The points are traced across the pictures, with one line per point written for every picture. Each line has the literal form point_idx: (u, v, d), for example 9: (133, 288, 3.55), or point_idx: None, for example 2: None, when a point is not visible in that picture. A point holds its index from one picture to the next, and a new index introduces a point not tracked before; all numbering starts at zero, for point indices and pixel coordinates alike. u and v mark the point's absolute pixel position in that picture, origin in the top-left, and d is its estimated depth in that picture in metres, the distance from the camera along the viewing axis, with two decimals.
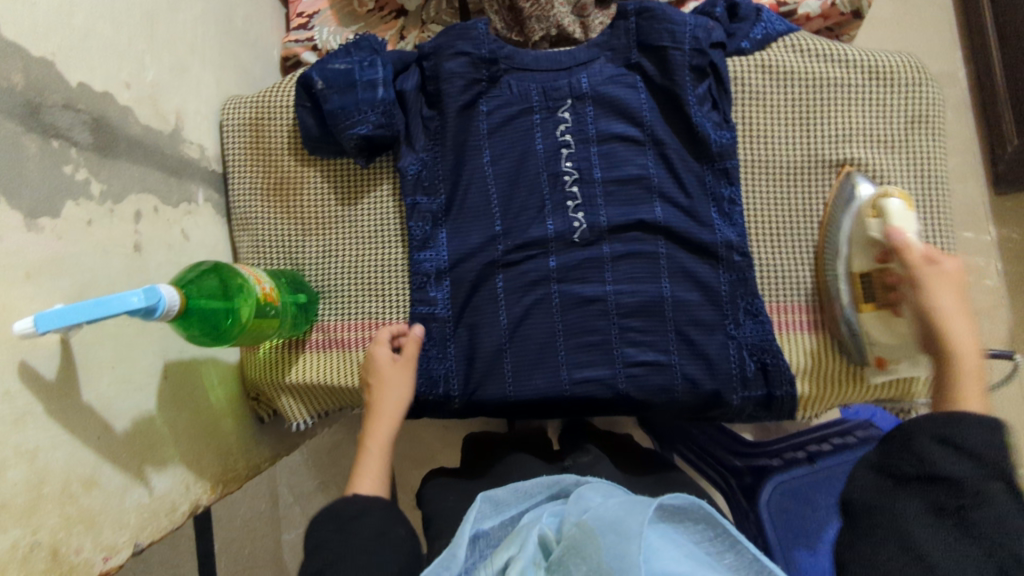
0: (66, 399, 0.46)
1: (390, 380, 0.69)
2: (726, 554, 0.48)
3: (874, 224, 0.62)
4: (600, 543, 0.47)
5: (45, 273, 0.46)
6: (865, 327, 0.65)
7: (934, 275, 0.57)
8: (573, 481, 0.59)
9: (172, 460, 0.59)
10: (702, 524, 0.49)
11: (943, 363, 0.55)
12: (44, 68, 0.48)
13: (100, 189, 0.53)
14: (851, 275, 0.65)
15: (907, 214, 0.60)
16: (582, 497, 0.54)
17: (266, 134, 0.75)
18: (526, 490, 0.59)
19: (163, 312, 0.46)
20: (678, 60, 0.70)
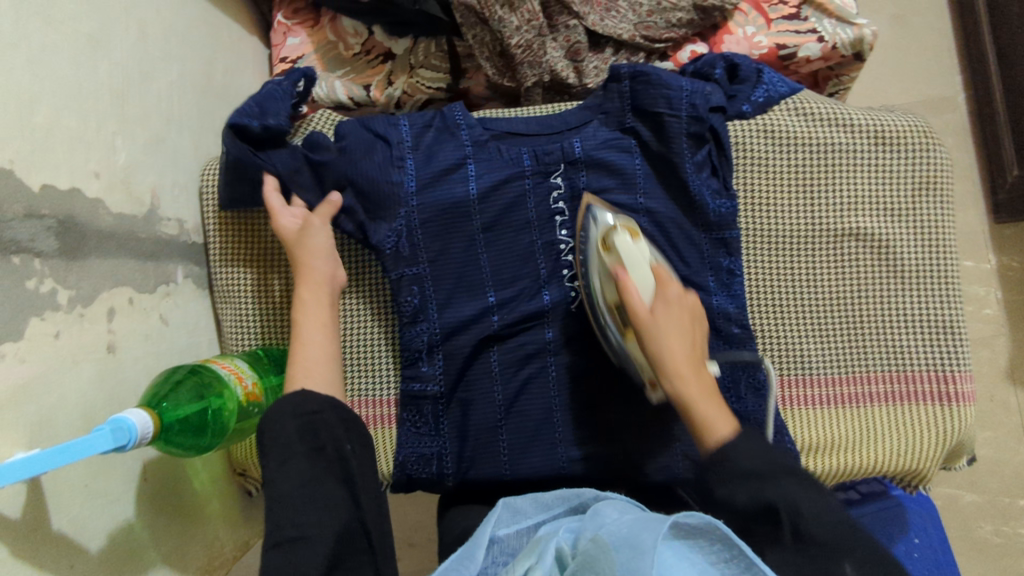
0: (34, 534, 0.44)
1: (316, 249, 0.66)
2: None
3: (608, 258, 0.60)
4: (612, 557, 0.43)
5: (6, 406, 0.43)
6: (631, 353, 0.61)
7: (654, 320, 0.56)
8: (594, 496, 0.55)
9: (154, 565, 0.56)
10: (719, 545, 0.44)
11: (682, 411, 0.54)
12: (2, 178, 0.45)
13: (68, 296, 0.50)
14: (608, 307, 0.62)
15: (636, 253, 0.59)
16: (599, 514, 0.50)
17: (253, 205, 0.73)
18: (542, 501, 0.57)
19: (135, 442, 0.44)
20: (675, 127, 0.67)
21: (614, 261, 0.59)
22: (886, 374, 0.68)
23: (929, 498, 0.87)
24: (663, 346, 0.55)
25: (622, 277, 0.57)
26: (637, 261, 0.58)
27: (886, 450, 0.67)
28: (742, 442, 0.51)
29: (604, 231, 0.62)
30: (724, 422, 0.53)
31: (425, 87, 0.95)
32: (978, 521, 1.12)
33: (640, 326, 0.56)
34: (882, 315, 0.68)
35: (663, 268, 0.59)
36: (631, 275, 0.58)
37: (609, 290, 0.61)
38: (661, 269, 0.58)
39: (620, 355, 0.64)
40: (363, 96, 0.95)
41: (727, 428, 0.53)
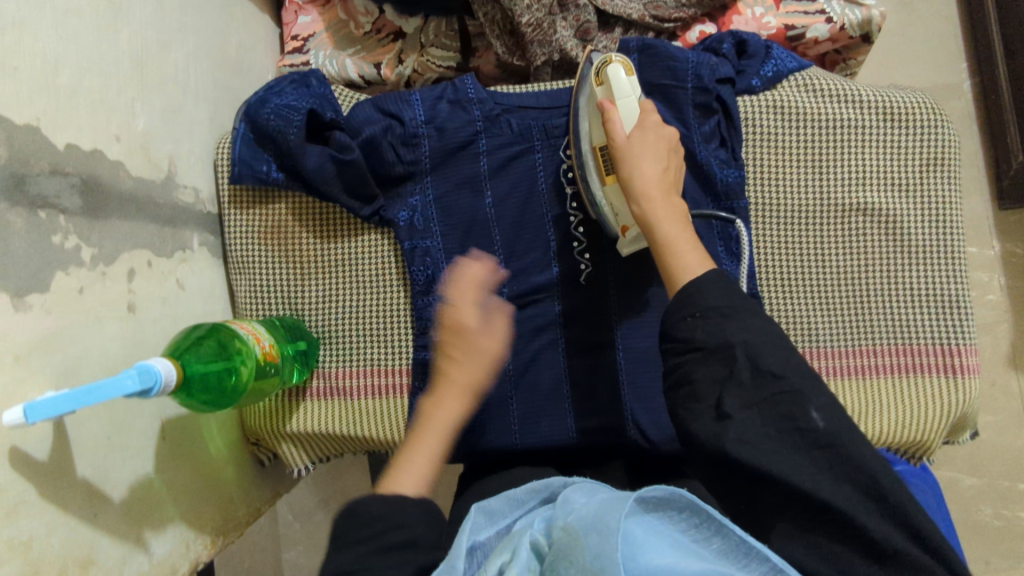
0: (59, 481, 0.45)
1: (464, 302, 0.62)
2: (714, 540, 0.41)
3: (598, 90, 0.65)
4: (583, 543, 0.39)
5: (34, 354, 0.44)
6: (607, 199, 0.64)
7: (635, 140, 0.60)
8: (563, 482, 0.52)
9: (171, 521, 0.58)
10: (686, 512, 0.42)
11: (651, 230, 0.57)
12: (29, 135, 0.46)
13: (91, 254, 0.51)
14: (592, 148, 0.66)
15: (627, 86, 0.63)
16: (567, 500, 0.47)
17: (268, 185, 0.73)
18: (513, 496, 0.52)
19: (159, 389, 0.45)
20: (681, 99, 0.69)
21: (604, 95, 0.64)
22: (892, 347, 0.69)
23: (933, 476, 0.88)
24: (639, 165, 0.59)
25: (609, 106, 0.62)
26: (627, 93, 0.63)
27: (891, 421, 0.69)
28: (707, 281, 0.51)
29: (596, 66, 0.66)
30: (696, 262, 0.54)
31: (436, 66, 0.96)
32: (977, 504, 1.13)
33: (621, 147, 0.60)
34: (888, 289, 0.69)
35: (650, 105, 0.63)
36: (619, 105, 0.62)
37: (598, 133, 0.65)
38: (647, 102, 0.63)
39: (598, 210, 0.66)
40: (374, 75, 0.96)
41: (696, 268, 0.54)
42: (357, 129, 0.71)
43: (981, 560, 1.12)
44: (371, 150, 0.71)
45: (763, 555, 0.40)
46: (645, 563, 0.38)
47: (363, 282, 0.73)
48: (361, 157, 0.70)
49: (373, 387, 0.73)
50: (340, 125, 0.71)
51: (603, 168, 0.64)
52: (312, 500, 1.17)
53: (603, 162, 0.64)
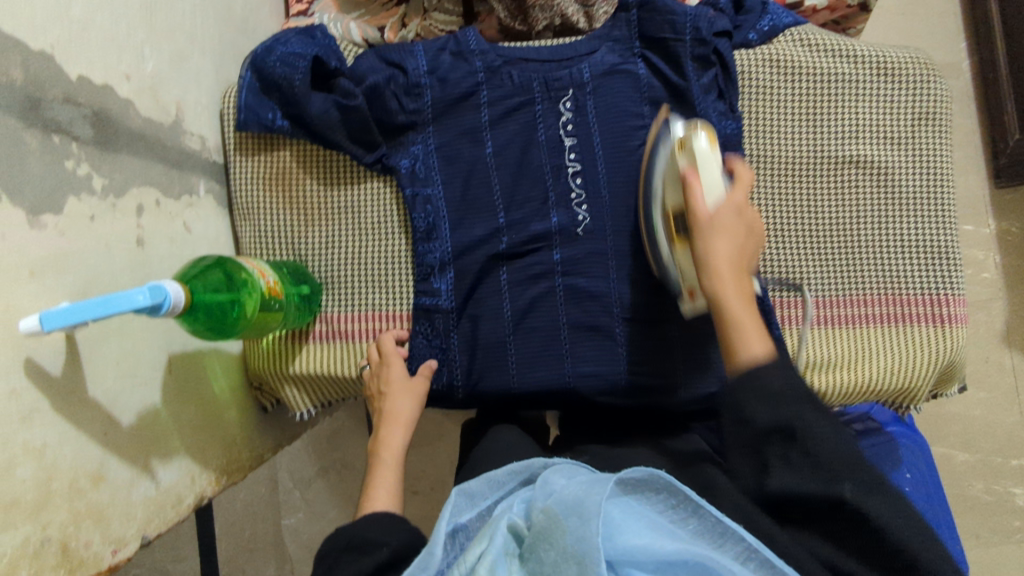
0: (71, 395, 0.46)
1: (751, 325, 0.54)
2: (690, 520, 0.45)
3: (680, 160, 0.59)
4: (564, 525, 0.43)
5: (48, 270, 0.45)
6: (676, 261, 0.63)
7: (715, 211, 0.56)
8: (542, 465, 0.54)
9: (178, 453, 0.59)
10: (663, 493, 0.46)
11: (716, 306, 0.55)
12: (43, 60, 0.47)
13: (102, 183, 0.53)
14: (666, 211, 0.62)
15: (712, 155, 0.58)
16: (548, 481, 0.50)
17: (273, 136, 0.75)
18: (493, 478, 0.53)
19: (169, 308, 0.47)
20: (680, 51, 0.71)
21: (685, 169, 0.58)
22: (882, 297, 0.71)
23: (920, 434, 0.90)
24: (707, 246, 0.56)
25: (689, 177, 0.57)
26: (711, 162, 0.57)
27: (880, 369, 0.70)
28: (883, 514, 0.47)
29: (683, 134, 0.60)
30: (758, 341, 0.53)
31: (438, 30, 0.97)
32: (969, 479, 1.14)
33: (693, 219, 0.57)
34: (878, 240, 0.71)
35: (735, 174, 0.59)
36: (700, 171, 0.57)
37: (671, 195, 0.62)
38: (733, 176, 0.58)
39: (665, 264, 0.65)
40: (377, 38, 0.97)
41: (758, 348, 0.52)
42: (360, 77, 0.72)
43: (972, 533, 1.13)
44: (373, 98, 0.72)
45: (738, 534, 0.43)
46: (619, 544, 0.42)
47: (367, 231, 0.75)
48: (365, 104, 0.71)
49: (375, 331, 0.75)
50: (344, 74, 0.73)
51: (676, 233, 0.61)
52: (311, 470, 1.18)
53: (672, 224, 0.62)
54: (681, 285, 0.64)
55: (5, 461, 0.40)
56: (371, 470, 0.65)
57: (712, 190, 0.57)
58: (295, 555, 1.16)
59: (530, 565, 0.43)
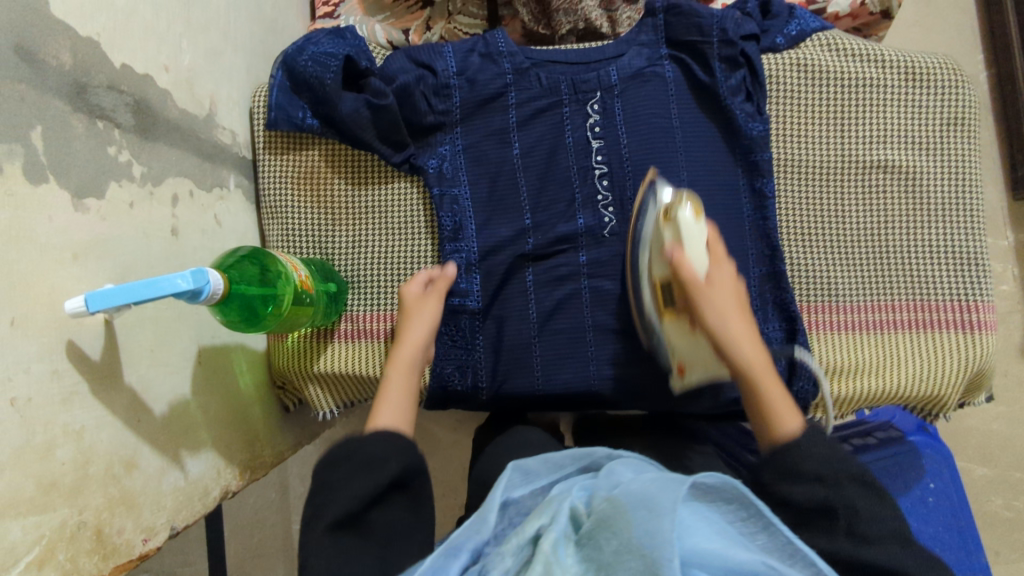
0: (108, 381, 0.46)
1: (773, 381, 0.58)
2: (758, 536, 0.42)
3: (665, 231, 0.60)
4: (629, 516, 0.41)
5: (90, 254, 0.45)
6: (665, 336, 0.64)
7: (709, 294, 0.59)
8: (606, 455, 0.53)
9: (205, 445, 0.59)
10: (735, 505, 0.44)
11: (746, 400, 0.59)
12: (90, 47, 0.48)
13: (141, 171, 0.53)
14: (650, 281, 0.63)
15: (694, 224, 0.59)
16: (612, 473, 0.49)
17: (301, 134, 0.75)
18: (552, 459, 0.54)
19: (207, 297, 0.46)
20: (708, 54, 0.71)
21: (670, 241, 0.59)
22: (911, 303, 0.71)
23: (946, 445, 0.89)
24: (709, 313, 0.59)
25: (676, 253, 0.58)
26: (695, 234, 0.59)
27: (910, 375, 0.70)
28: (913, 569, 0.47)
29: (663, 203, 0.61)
30: (792, 416, 0.57)
31: (462, 33, 0.97)
32: (987, 494, 1.13)
33: (691, 296, 0.59)
34: (906, 246, 0.71)
35: (716, 240, 0.62)
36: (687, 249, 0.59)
37: (657, 265, 0.62)
38: (716, 247, 0.61)
39: (654, 335, 0.66)
40: (401, 40, 0.97)
41: (794, 420, 0.56)
42: (391, 77, 0.73)
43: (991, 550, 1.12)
44: (403, 96, 0.73)
45: (808, 558, 0.40)
46: (686, 545, 0.40)
47: (395, 231, 0.76)
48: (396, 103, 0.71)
49: None
50: (374, 74, 0.73)
51: (663, 303, 0.62)
52: None
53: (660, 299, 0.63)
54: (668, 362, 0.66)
55: (46, 442, 0.40)
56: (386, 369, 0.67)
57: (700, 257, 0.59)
58: None
59: (584, 551, 0.41)
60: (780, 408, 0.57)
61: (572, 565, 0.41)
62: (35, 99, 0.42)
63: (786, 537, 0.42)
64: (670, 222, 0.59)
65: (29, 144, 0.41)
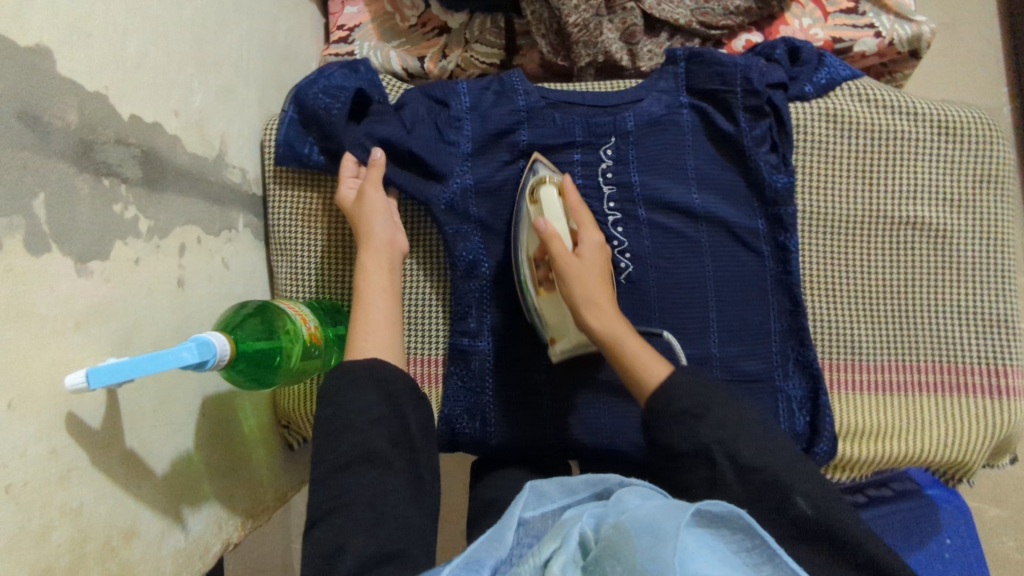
0: (109, 450, 0.45)
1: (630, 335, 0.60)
2: (764, 569, 0.37)
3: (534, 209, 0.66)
4: (634, 544, 0.37)
5: (92, 321, 0.44)
6: (540, 313, 0.67)
7: (577, 264, 0.62)
8: (619, 481, 0.46)
9: (207, 499, 0.57)
10: (740, 534, 0.38)
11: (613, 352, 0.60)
12: (97, 103, 0.46)
13: (147, 225, 0.51)
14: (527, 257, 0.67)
15: (555, 202, 0.65)
16: (622, 500, 0.43)
17: (314, 172, 0.73)
18: (567, 482, 0.48)
19: (215, 361, 0.45)
20: (733, 103, 0.69)
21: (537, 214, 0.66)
22: (936, 365, 0.69)
23: (964, 501, 0.86)
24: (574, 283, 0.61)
25: (545, 223, 0.63)
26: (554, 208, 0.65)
27: (934, 440, 0.68)
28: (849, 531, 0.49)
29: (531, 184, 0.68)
30: (659, 366, 0.59)
31: (479, 62, 0.95)
32: (1002, 537, 1.10)
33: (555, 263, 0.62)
34: (933, 305, 0.69)
35: (584, 211, 0.66)
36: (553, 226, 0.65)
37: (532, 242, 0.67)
38: (584, 217, 0.65)
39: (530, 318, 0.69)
40: (417, 68, 0.95)
41: (662, 371, 0.58)
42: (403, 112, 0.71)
43: None
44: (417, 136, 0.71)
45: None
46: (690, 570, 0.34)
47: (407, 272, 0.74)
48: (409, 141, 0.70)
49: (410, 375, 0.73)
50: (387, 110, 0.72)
51: (539, 283, 0.67)
52: None
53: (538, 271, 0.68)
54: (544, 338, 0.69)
55: (42, 526, 0.38)
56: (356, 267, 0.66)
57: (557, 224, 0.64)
58: None
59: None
60: (650, 362, 0.59)
61: None
62: (38, 165, 0.40)
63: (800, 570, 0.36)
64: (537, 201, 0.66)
65: (31, 214, 0.39)
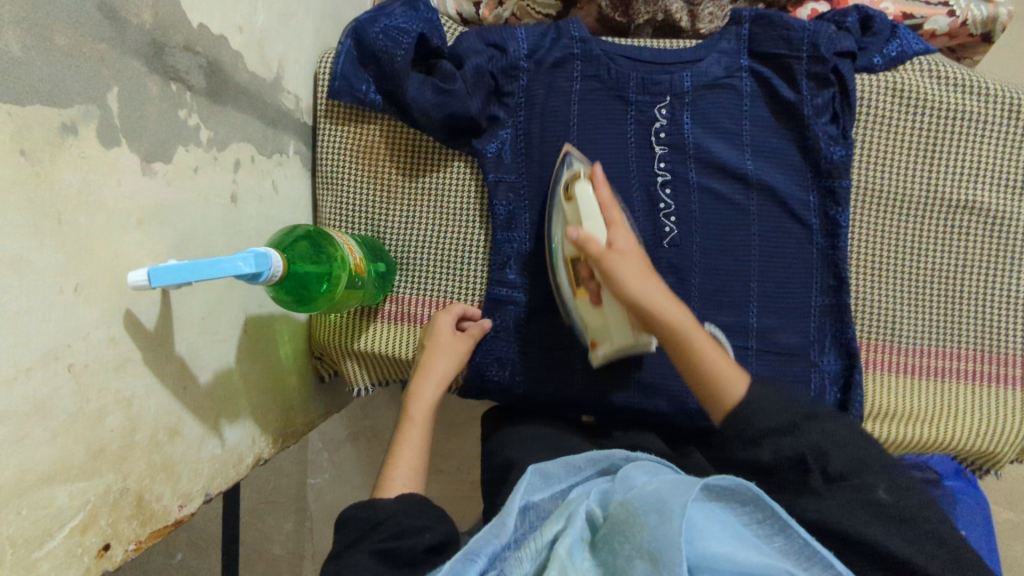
0: (160, 348, 0.46)
1: (703, 341, 0.56)
2: (775, 539, 0.40)
3: (568, 206, 0.62)
4: (641, 522, 0.38)
5: (154, 220, 0.45)
6: (579, 311, 0.65)
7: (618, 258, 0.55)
8: (624, 458, 0.50)
9: (243, 413, 0.59)
10: (750, 506, 0.41)
11: (683, 355, 0.56)
12: (171, 5, 0.46)
13: (208, 136, 0.52)
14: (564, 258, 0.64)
15: (588, 195, 0.60)
16: (629, 477, 0.46)
17: (364, 111, 0.73)
18: (571, 462, 0.49)
19: (266, 277, 0.47)
20: (796, 69, 0.68)
21: (573, 214, 0.61)
22: (976, 353, 0.68)
23: (983, 496, 0.85)
24: (624, 279, 0.54)
25: (575, 231, 0.53)
26: (591, 199, 0.59)
27: (965, 427, 0.67)
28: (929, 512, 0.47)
29: (567, 183, 0.64)
30: (735, 376, 0.55)
31: (536, 14, 0.94)
32: None
33: (599, 263, 0.55)
34: (981, 294, 0.68)
35: (615, 208, 0.58)
36: (585, 228, 0.58)
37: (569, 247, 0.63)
38: (616, 214, 0.58)
39: (566, 308, 0.68)
40: (472, 14, 0.94)
41: (738, 380, 0.55)
42: (461, 58, 0.71)
43: None
44: (474, 79, 0.70)
45: (828, 560, 0.38)
46: (702, 551, 0.37)
47: (449, 216, 0.74)
48: (464, 87, 0.69)
49: None
50: (445, 55, 0.72)
51: (574, 280, 0.64)
52: (342, 433, 1.15)
53: (576, 274, 0.63)
54: (585, 338, 0.68)
55: (98, 409, 0.40)
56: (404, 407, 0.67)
57: (589, 206, 0.59)
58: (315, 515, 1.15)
59: (601, 556, 0.39)
60: (721, 360, 0.55)
61: (589, 568, 0.39)
62: (113, 58, 0.41)
63: (805, 539, 0.39)
64: (571, 198, 0.62)
65: (105, 106, 0.40)
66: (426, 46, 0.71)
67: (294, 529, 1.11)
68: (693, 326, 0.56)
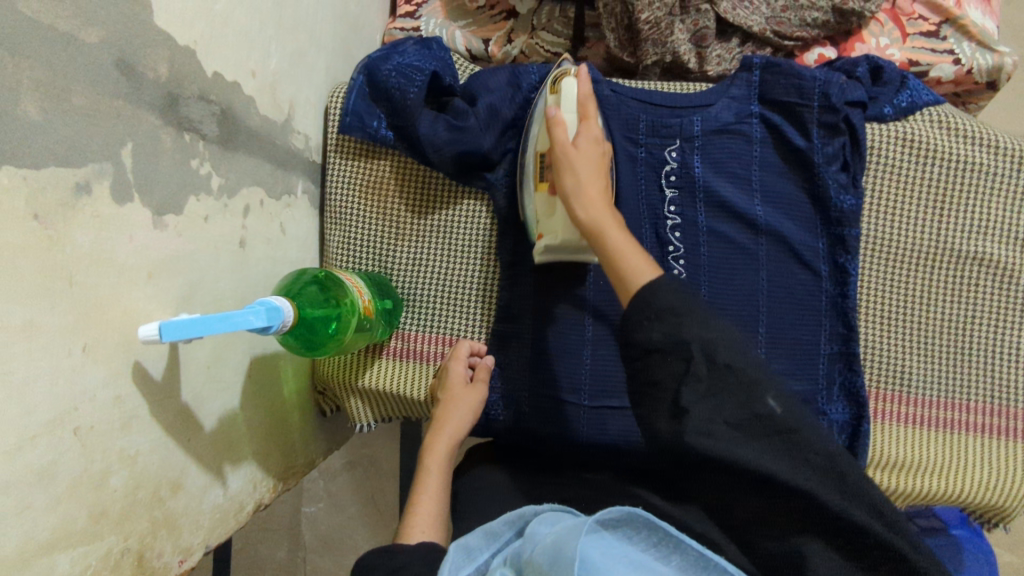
0: (165, 400, 0.45)
1: (621, 241, 0.55)
2: (671, 557, 0.38)
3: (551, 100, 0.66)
4: None
5: (164, 272, 0.44)
6: (534, 208, 0.67)
7: (572, 152, 0.60)
8: (535, 510, 0.45)
9: (246, 458, 0.58)
10: (643, 531, 0.39)
11: (600, 239, 0.55)
12: (187, 57, 0.46)
13: (219, 183, 0.51)
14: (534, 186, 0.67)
15: (570, 99, 0.64)
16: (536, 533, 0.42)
17: (375, 149, 0.73)
18: (489, 527, 0.45)
19: (275, 328, 0.46)
20: (807, 118, 0.68)
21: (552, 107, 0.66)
22: (985, 405, 0.67)
23: (989, 545, 0.84)
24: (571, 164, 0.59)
25: (554, 111, 0.62)
26: (568, 103, 0.64)
27: (975, 482, 0.67)
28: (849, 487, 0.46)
29: (554, 81, 0.68)
30: (646, 268, 0.52)
31: (545, 51, 0.94)
32: None
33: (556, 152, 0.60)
34: (991, 346, 0.67)
35: (593, 108, 0.63)
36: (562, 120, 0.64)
37: (543, 138, 0.66)
38: (591, 114, 0.63)
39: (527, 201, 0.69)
40: (481, 50, 0.94)
41: (648, 272, 0.51)
42: (475, 98, 0.71)
43: None
44: (487, 117, 0.70)
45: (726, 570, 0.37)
46: None
47: (457, 254, 0.74)
48: (475, 128, 0.69)
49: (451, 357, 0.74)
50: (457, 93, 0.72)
51: (538, 179, 0.66)
52: (338, 462, 1.13)
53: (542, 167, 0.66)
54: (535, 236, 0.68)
55: (102, 470, 0.39)
56: (421, 458, 0.66)
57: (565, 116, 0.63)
58: (310, 546, 1.12)
59: None
60: (635, 255, 0.53)
61: None
62: (129, 115, 0.41)
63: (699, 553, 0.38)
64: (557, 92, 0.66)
65: (120, 161, 0.40)
66: (438, 86, 0.71)
67: (286, 559, 1.09)
68: (620, 234, 0.55)
